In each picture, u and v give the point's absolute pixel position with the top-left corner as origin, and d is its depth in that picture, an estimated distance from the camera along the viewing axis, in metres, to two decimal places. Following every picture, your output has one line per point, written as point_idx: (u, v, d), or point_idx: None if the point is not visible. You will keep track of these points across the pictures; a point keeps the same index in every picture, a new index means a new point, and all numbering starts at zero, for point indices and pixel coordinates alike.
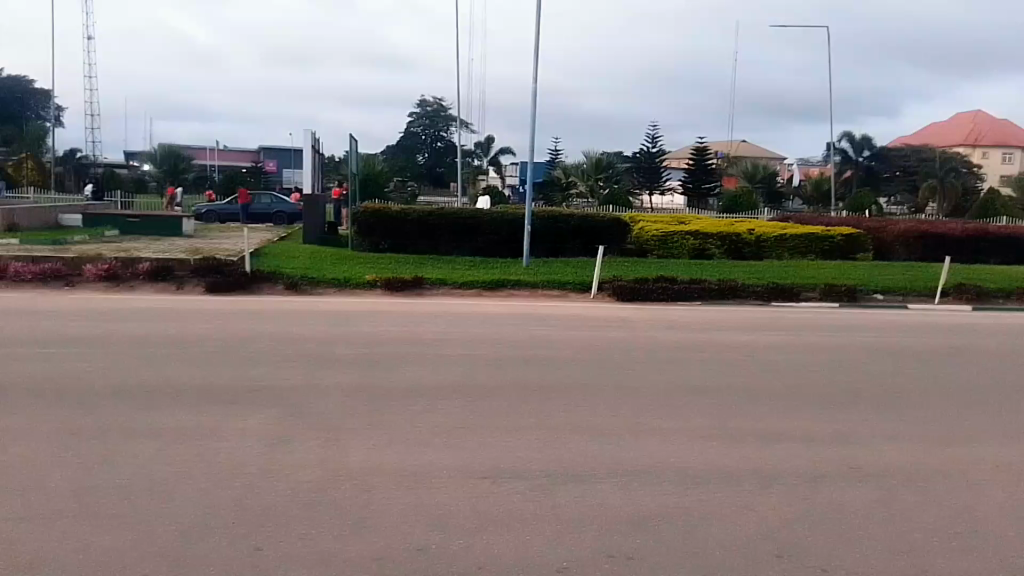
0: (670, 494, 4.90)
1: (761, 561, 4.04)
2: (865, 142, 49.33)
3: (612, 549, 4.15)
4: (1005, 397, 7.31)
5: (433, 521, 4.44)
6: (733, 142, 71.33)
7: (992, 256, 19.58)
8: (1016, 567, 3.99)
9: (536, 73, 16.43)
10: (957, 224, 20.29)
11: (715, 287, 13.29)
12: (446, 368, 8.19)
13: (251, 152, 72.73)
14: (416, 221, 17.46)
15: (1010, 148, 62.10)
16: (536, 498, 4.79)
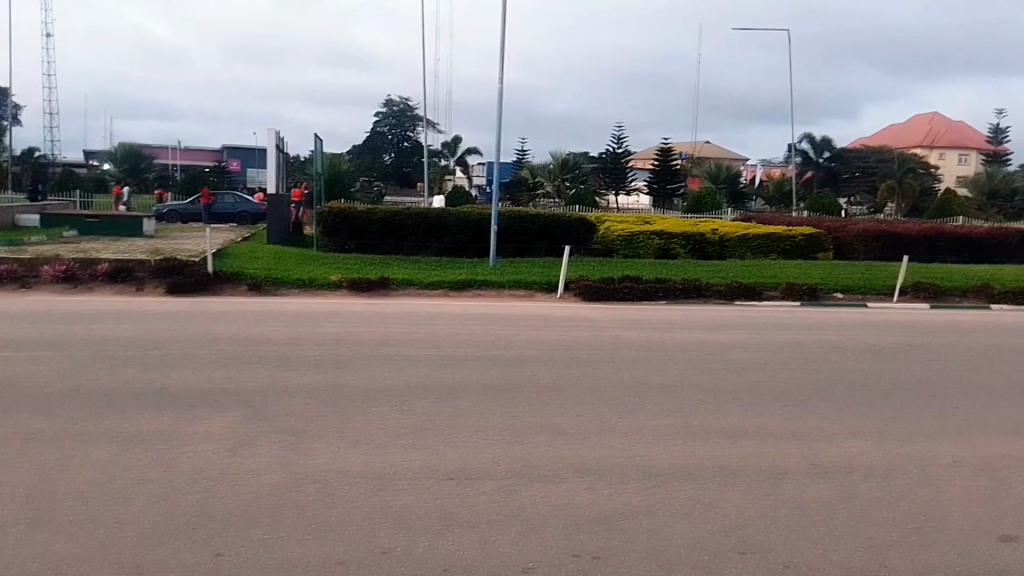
0: (634, 492, 4.94)
1: (723, 558, 4.09)
2: (825, 143, 49.78)
3: (577, 549, 4.17)
4: (960, 393, 7.50)
5: (398, 523, 4.43)
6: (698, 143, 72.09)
7: (948, 254, 20.00)
8: (969, 560, 4.09)
9: (501, 73, 16.42)
10: (915, 223, 20.69)
11: (679, 286, 13.43)
12: (412, 368, 8.16)
13: (214, 152, 71.75)
14: (381, 220, 17.38)
15: (965, 149, 63.56)
16: (502, 499, 4.80)
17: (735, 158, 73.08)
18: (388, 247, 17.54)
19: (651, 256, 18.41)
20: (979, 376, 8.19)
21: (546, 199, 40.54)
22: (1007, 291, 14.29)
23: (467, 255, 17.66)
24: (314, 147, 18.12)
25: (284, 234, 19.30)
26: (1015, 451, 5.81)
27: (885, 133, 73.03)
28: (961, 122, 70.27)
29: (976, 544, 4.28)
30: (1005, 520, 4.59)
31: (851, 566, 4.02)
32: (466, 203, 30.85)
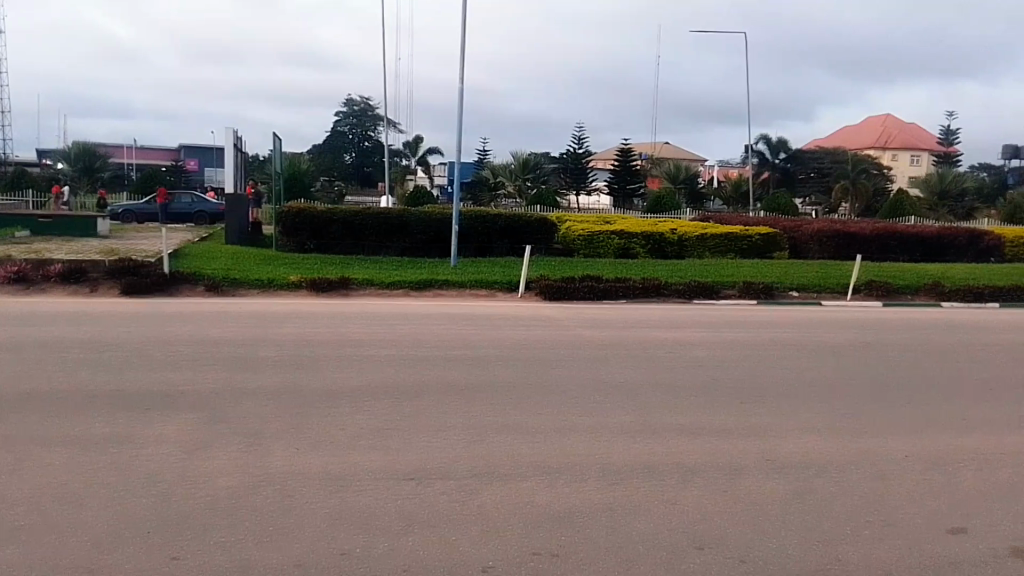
0: (593, 490, 4.99)
1: (681, 554, 4.15)
2: (783, 146, 51.07)
3: (538, 547, 4.20)
4: (909, 389, 7.70)
5: (358, 524, 4.41)
6: (658, 145, 72.68)
7: (900, 253, 20.45)
8: (919, 553, 4.21)
9: (462, 73, 16.40)
10: (868, 223, 21.11)
11: (639, 285, 13.55)
12: (372, 368, 8.12)
13: (171, 151, 70.52)
14: (341, 220, 17.24)
15: (917, 151, 65.11)
16: (462, 499, 4.80)
17: (693, 159, 73.98)
18: (349, 247, 17.42)
19: (611, 255, 18.54)
20: (929, 372, 8.41)
21: (508, 199, 40.59)
22: (957, 289, 14.68)
23: (428, 255, 17.61)
24: (273, 146, 17.92)
25: (243, 234, 19.07)
26: (963, 445, 5.98)
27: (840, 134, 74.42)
28: (913, 123, 71.90)
29: (925, 536, 4.40)
30: (952, 512, 4.72)
31: (804, 560, 4.11)
32: (427, 203, 30.76)
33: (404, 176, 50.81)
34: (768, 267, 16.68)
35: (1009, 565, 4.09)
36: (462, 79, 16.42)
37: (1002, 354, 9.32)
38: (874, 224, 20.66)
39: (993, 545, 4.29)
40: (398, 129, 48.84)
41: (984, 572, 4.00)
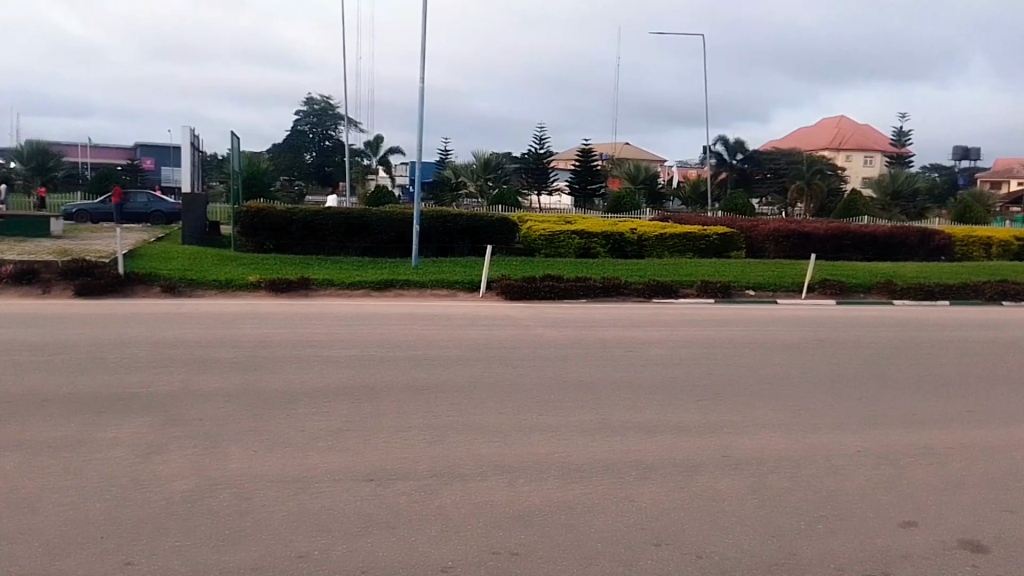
0: (554, 488, 5.02)
1: (640, 551, 4.20)
2: (738, 146, 51.54)
3: (498, 546, 4.22)
4: (860, 385, 7.89)
5: (320, 527, 4.39)
6: (618, 147, 73.25)
7: (853, 252, 20.87)
8: (870, 546, 4.31)
9: (423, 73, 16.33)
10: (822, 222, 21.50)
11: (599, 284, 13.64)
12: (333, 369, 8.06)
13: (126, 150, 69.14)
14: (300, 221, 17.07)
15: (870, 152, 66.62)
16: (423, 499, 4.81)
17: (653, 159, 74.77)
18: (309, 247, 17.26)
19: (572, 255, 18.64)
20: (880, 369, 8.62)
21: (470, 198, 40.54)
22: (908, 288, 15.04)
23: (389, 254, 17.53)
24: (231, 145, 17.67)
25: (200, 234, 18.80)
26: (913, 440, 6.14)
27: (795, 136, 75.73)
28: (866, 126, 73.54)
29: (877, 530, 4.51)
30: (903, 506, 4.85)
31: (761, 554, 4.19)
32: (388, 203, 30.56)
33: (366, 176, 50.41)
34: (726, 266, 16.90)
35: (956, 557, 4.21)
36: (423, 79, 16.36)
37: (949, 351, 9.59)
38: (828, 223, 21.06)
39: (942, 538, 4.42)
40: (359, 128, 48.45)
41: (931, 565, 4.11)
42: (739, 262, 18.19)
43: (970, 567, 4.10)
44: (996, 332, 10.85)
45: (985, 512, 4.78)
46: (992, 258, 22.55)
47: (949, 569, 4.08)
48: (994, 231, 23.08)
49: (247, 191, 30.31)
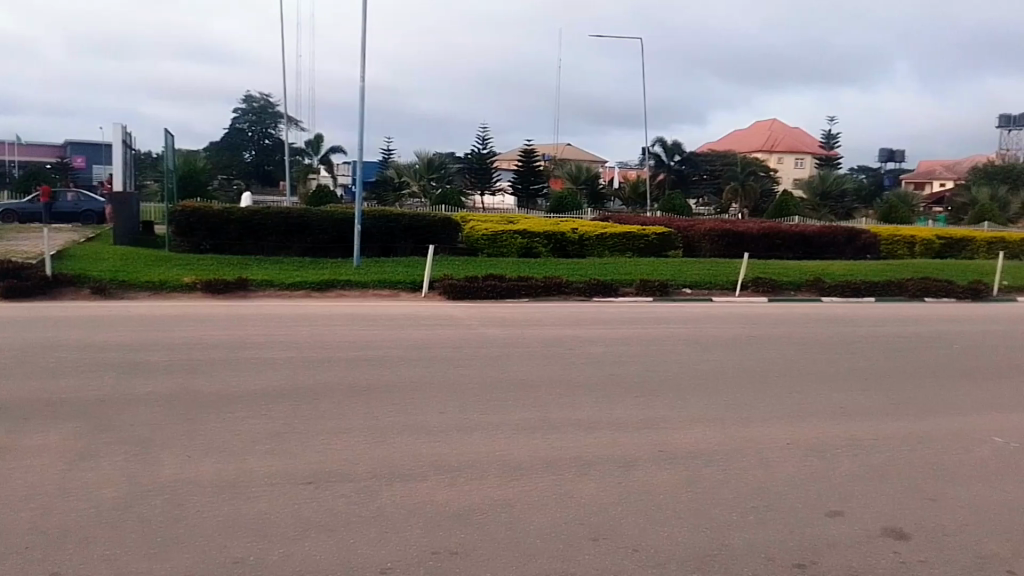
0: (494, 487, 5.07)
1: (577, 546, 4.28)
2: (676, 146, 52.05)
3: (437, 546, 4.25)
4: (791, 379, 8.16)
5: (257, 532, 4.34)
6: (560, 146, 73.83)
7: (785, 252, 21.48)
8: (794, 535, 4.48)
9: (364, 71, 16.19)
10: (756, 222, 22.06)
11: (541, 284, 13.77)
12: (272, 371, 7.95)
13: (54, 147, 66.61)
14: (237, 220, 16.74)
15: (801, 154, 68.57)
16: (362, 501, 4.79)
17: (592, 159, 75.61)
18: (246, 247, 16.94)
19: (513, 255, 18.74)
20: (809, 364, 8.92)
21: (413, 198, 40.29)
22: (835, 285, 15.60)
23: (330, 254, 17.31)
24: (165, 143, 17.21)
25: (132, 234, 18.26)
26: (840, 431, 6.39)
27: (730, 137, 77.50)
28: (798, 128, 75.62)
29: (805, 520, 4.69)
30: (829, 496, 5.06)
31: (695, 546, 4.31)
32: (329, 203, 30.16)
33: (306, 175, 49.63)
34: (665, 265, 17.17)
35: (878, 544, 4.41)
36: (363, 78, 16.23)
37: (875, 346, 9.98)
38: (761, 224, 21.63)
39: (865, 526, 4.62)
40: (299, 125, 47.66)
41: (848, 553, 4.29)
42: (686, 262, 18.28)
43: (890, 554, 4.30)
44: (920, 328, 11.34)
45: (906, 500, 5.02)
46: (915, 257, 23.51)
47: (870, 556, 4.27)
48: (916, 231, 24.07)
49: (182, 190, 29.55)
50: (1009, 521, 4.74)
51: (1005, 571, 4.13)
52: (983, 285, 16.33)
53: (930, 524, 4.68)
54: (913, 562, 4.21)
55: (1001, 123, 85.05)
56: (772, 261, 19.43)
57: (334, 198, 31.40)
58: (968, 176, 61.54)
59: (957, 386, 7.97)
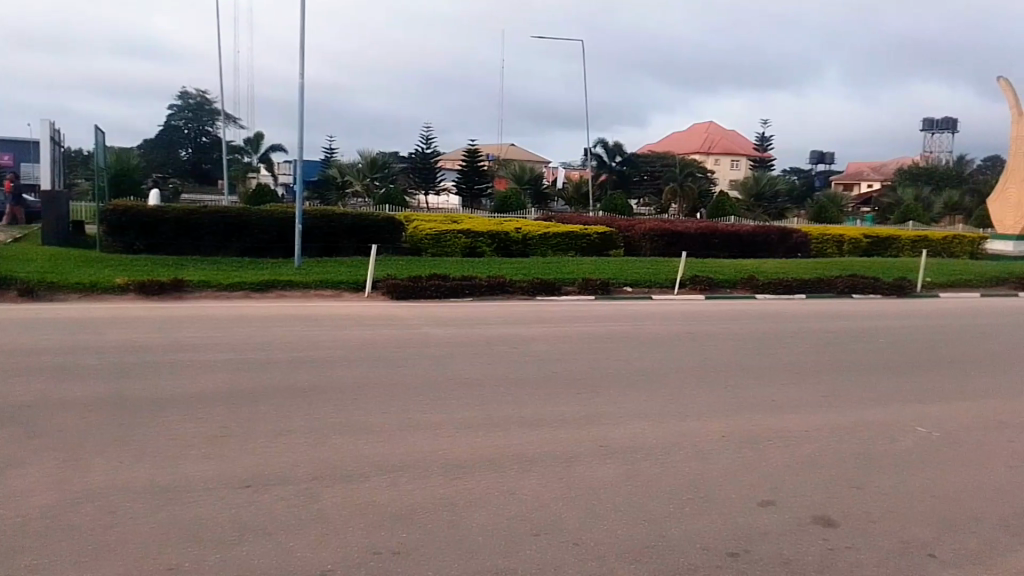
0: (427, 485, 4.90)
1: (512, 544, 4.11)
2: (619, 150, 52.80)
3: (378, 546, 4.06)
4: (725, 375, 8.35)
5: (174, 541, 4.06)
6: (505, 146, 74.05)
7: (722, 250, 22.01)
8: (738, 522, 4.45)
9: (304, 68, 15.91)
10: (693, 222, 22.56)
11: (485, 283, 13.82)
12: (206, 374, 7.74)
13: None
14: (174, 220, 16.27)
15: (737, 157, 70.31)
16: (300, 504, 4.57)
17: (535, 159, 76.16)
18: (184, 247, 16.50)
19: (457, 255, 18.75)
20: (742, 360, 9.15)
21: (357, 198, 39.98)
22: (768, 282, 16.11)
23: (271, 254, 17.02)
24: (96, 141, 16.58)
25: (61, 235, 17.58)
26: (774, 425, 6.50)
27: (668, 139, 78.89)
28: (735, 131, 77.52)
29: (738, 509, 4.64)
30: (762, 487, 5.03)
31: (630, 539, 4.19)
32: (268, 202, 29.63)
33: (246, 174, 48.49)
34: (607, 264, 17.36)
35: (809, 532, 4.36)
36: (303, 76, 15.96)
37: (804, 341, 10.30)
38: (699, 223, 22.13)
39: (796, 514, 4.58)
40: (237, 123, 46.55)
41: (789, 538, 4.28)
42: (630, 262, 18.36)
43: (828, 538, 4.29)
44: (847, 324, 11.75)
45: (835, 489, 5.02)
46: (842, 255, 24.46)
47: (811, 540, 4.27)
48: (844, 231, 25.02)
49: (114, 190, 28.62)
50: (933, 506, 4.76)
51: (938, 551, 4.16)
52: (907, 282, 17.11)
53: (858, 511, 4.67)
54: (842, 548, 4.17)
55: (923, 126, 88.86)
56: (723, 262, 19.43)
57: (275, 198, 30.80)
58: (894, 177, 64.09)
59: (884, 380, 8.24)
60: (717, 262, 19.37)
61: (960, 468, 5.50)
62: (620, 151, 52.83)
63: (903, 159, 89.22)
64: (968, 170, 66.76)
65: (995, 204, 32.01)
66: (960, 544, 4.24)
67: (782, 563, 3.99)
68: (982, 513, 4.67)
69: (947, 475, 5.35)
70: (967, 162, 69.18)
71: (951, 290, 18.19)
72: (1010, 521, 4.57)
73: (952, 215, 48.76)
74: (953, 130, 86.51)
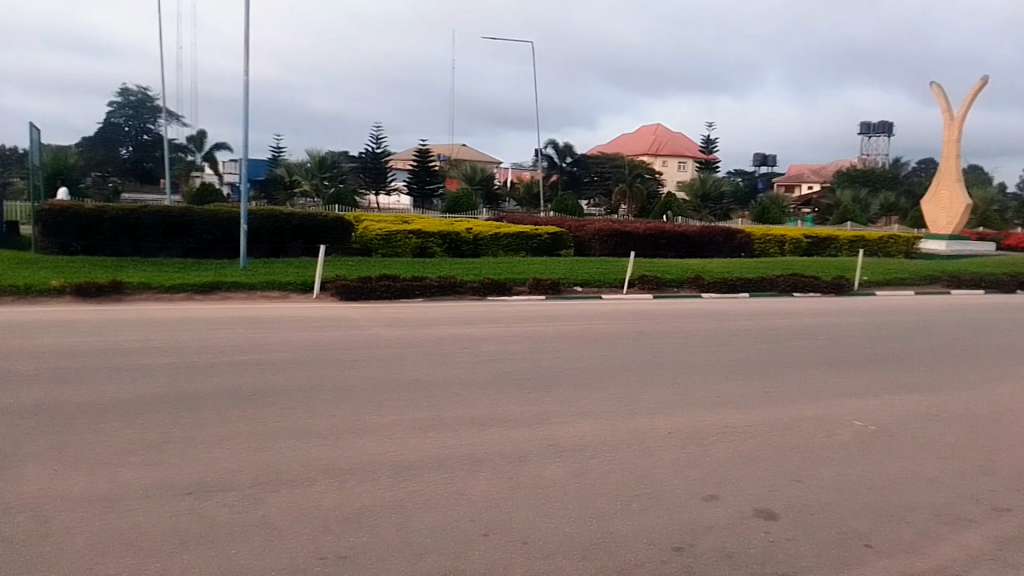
0: (377, 487, 4.86)
1: (462, 544, 4.10)
2: (568, 150, 52.93)
3: (324, 550, 3.99)
4: (675, 373, 8.50)
5: (112, 549, 3.95)
6: (455, 147, 73.96)
7: (669, 250, 22.35)
8: (685, 518, 4.51)
9: (248, 66, 15.66)
10: (642, 222, 22.84)
11: (436, 284, 13.79)
12: (149, 378, 7.54)
13: None
14: (113, 219, 15.82)
15: (683, 158, 71.51)
16: (244, 509, 4.47)
17: (483, 160, 76.23)
18: (123, 248, 16.06)
19: (408, 255, 18.64)
20: (692, 357, 9.32)
21: (304, 198, 39.48)
22: (714, 281, 16.44)
23: (214, 255, 16.65)
24: (30, 137, 16.04)
25: None
26: (719, 421, 6.64)
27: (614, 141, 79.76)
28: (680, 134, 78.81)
29: (683, 505, 4.71)
30: (706, 482, 5.12)
31: (579, 536, 4.23)
32: (213, 201, 29.09)
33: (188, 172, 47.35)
34: (558, 264, 17.49)
35: (751, 525, 4.46)
36: (246, 74, 15.71)
37: (750, 339, 10.54)
38: (646, 224, 22.44)
39: (739, 509, 4.68)
40: (179, 120, 45.52)
41: (734, 532, 4.35)
42: (582, 262, 18.52)
43: (770, 531, 4.38)
44: (790, 321, 12.06)
45: (776, 483, 5.15)
46: (784, 254, 25.08)
47: (754, 533, 4.35)
48: (785, 231, 25.65)
49: (49, 188, 27.73)
50: (870, 498, 4.92)
51: (874, 541, 4.28)
52: (844, 280, 17.69)
53: (800, 504, 4.78)
54: (782, 541, 4.26)
55: (859, 130, 91.50)
56: (672, 262, 19.67)
57: (219, 198, 30.19)
58: (833, 180, 65.92)
59: (824, 376, 8.48)
60: (666, 262, 19.61)
61: (896, 461, 5.69)
62: (569, 151, 52.91)
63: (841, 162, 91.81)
64: (901, 173, 69.07)
65: (927, 205, 33.18)
66: (895, 534, 4.38)
67: (724, 557, 4.07)
68: (916, 504, 4.83)
69: (882, 468, 5.53)
70: (901, 165, 71.64)
71: (885, 288, 18.83)
72: (942, 511, 4.74)
73: (888, 215, 50.33)
74: (888, 134, 89.42)
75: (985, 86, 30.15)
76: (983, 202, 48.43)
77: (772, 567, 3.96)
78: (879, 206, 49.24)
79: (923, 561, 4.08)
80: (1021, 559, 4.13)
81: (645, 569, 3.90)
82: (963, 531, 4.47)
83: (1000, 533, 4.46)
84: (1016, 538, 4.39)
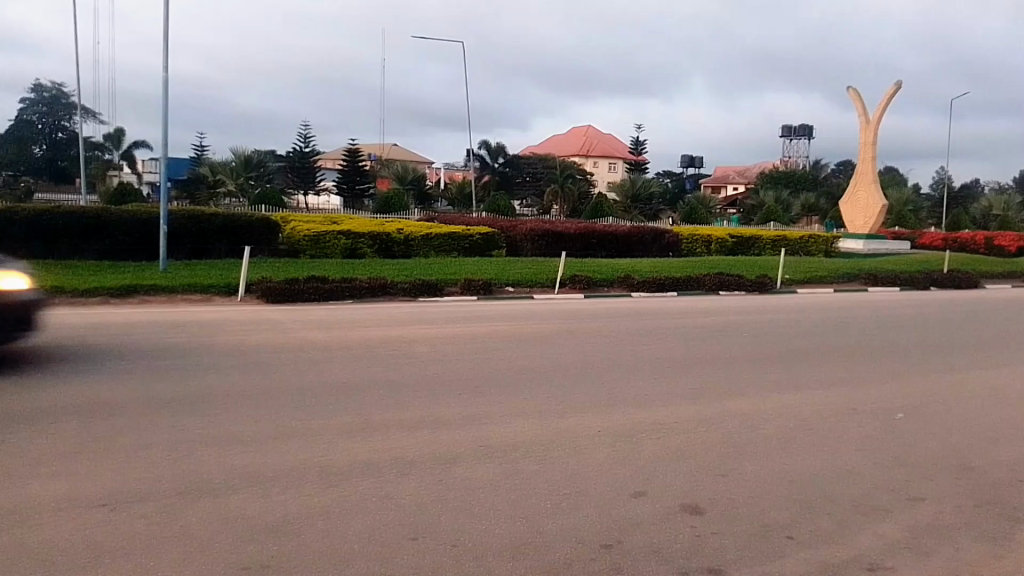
0: (305, 494, 4.76)
1: (393, 549, 4.05)
2: (500, 151, 53.39)
3: (248, 560, 3.87)
4: (602, 371, 8.61)
5: (19, 565, 3.76)
6: (387, 150, 73.39)
7: (600, 251, 22.58)
8: (613, 516, 4.54)
9: (166, 64, 15.20)
10: (574, 223, 23.00)
11: (366, 286, 13.66)
12: (64, 386, 7.20)
13: None
14: (21, 220, 15.13)
15: (614, 161, 72.48)
16: (168, 519, 4.32)
17: (415, 159, 75.85)
18: (33, 250, 15.40)
19: (338, 255, 18.38)
20: (621, 355, 9.46)
21: (230, 198, 38.39)
22: (643, 281, 16.72)
23: (133, 256, 16.13)
24: None
25: None
26: (648, 418, 6.75)
27: (546, 143, 80.32)
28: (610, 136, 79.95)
29: (612, 502, 4.76)
30: (633, 478, 5.19)
31: (510, 536, 4.24)
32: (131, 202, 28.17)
33: (105, 171, 45.55)
34: (491, 265, 17.48)
35: (676, 520, 4.53)
36: (164, 72, 15.24)
37: (678, 336, 10.76)
38: (576, 224, 22.63)
39: (667, 504, 4.75)
40: (95, 118, 43.80)
41: (661, 529, 4.40)
42: (513, 262, 18.61)
43: (692, 527, 4.44)
44: (718, 319, 12.36)
45: (701, 478, 5.24)
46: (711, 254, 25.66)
47: (677, 528, 4.42)
48: (711, 231, 26.21)
49: None
50: (790, 490, 5.06)
51: (789, 534, 4.39)
52: (767, 279, 18.22)
53: (723, 497, 4.90)
54: (708, 534, 4.35)
55: (781, 134, 94.15)
56: (603, 262, 19.92)
57: (137, 198, 29.11)
58: (758, 181, 67.81)
59: (750, 373, 8.69)
60: (598, 262, 19.84)
61: (815, 453, 5.87)
62: (501, 151, 53.35)
63: (765, 163, 94.66)
64: (822, 174, 71.54)
65: (845, 206, 34.53)
66: (815, 525, 4.51)
67: (652, 551, 4.13)
68: (836, 495, 5.00)
69: (802, 460, 5.69)
70: (820, 167, 74.29)
71: (806, 286, 19.46)
72: (858, 501, 4.91)
73: (810, 215, 52.13)
74: (807, 137, 92.50)
75: (898, 90, 31.55)
76: (897, 202, 50.62)
77: (697, 561, 4.03)
78: (801, 207, 50.97)
79: (842, 550, 4.21)
80: (932, 547, 4.30)
81: (573, 567, 3.92)
82: (879, 520, 4.63)
83: (914, 521, 4.63)
84: (927, 525, 4.58)
